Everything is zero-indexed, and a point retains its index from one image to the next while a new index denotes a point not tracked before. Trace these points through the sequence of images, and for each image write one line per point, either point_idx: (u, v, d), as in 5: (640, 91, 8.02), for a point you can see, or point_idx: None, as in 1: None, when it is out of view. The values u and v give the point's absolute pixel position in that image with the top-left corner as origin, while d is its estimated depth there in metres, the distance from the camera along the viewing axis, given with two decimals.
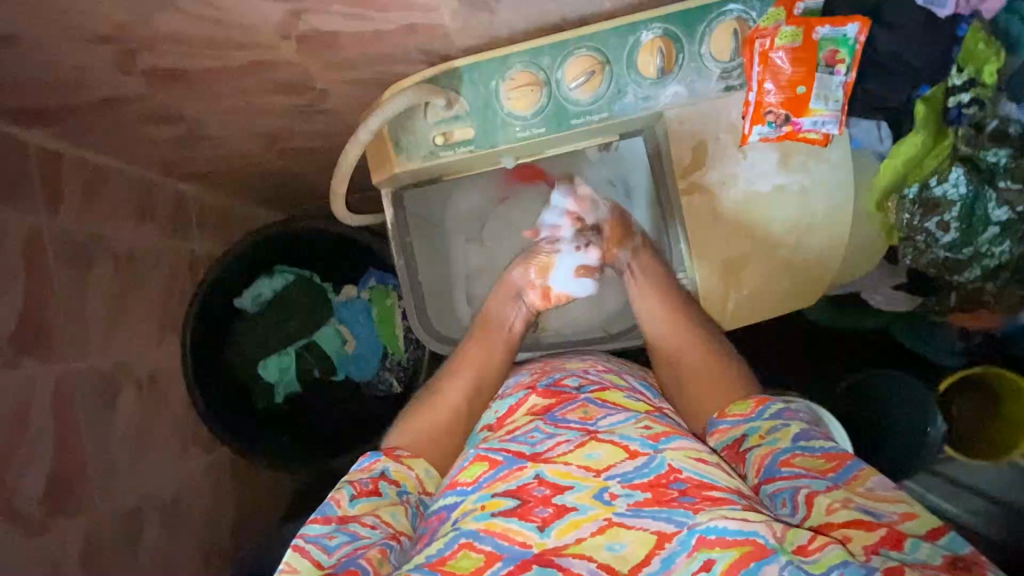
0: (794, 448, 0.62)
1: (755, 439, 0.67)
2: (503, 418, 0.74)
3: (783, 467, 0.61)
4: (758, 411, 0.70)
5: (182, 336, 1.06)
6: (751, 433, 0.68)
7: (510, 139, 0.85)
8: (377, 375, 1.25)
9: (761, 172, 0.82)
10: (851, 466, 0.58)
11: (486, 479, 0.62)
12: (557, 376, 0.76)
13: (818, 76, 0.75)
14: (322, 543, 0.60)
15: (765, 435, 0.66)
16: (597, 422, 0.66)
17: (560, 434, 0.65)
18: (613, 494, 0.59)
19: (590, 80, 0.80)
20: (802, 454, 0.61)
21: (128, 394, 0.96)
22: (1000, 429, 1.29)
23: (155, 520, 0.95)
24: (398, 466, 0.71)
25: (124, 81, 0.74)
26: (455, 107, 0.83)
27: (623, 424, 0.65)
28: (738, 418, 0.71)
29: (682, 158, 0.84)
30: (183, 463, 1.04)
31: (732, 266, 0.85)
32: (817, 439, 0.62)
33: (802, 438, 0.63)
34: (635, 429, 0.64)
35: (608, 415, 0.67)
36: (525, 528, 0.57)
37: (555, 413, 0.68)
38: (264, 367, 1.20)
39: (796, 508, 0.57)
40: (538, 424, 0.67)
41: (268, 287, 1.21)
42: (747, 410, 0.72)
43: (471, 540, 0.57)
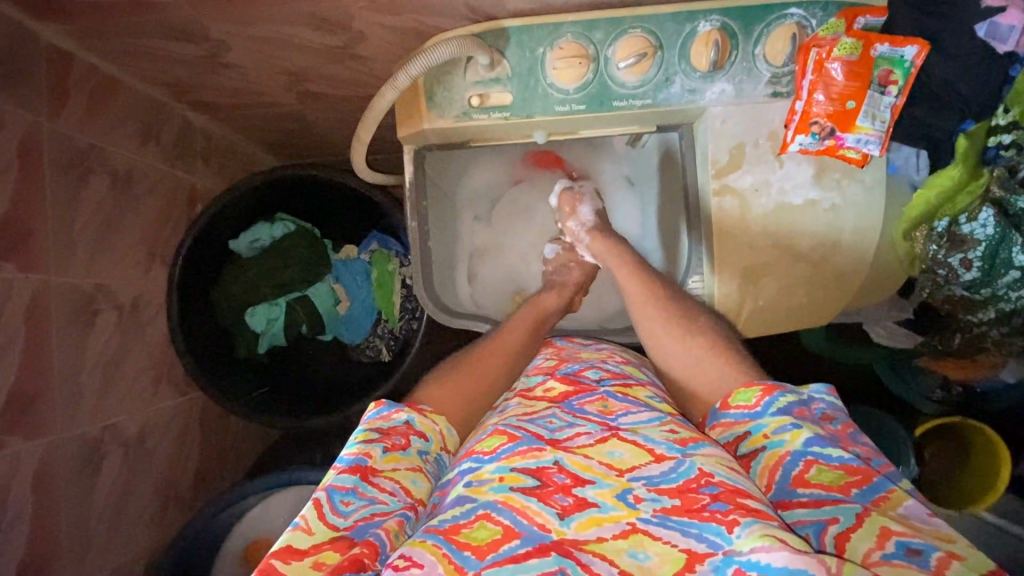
0: (808, 456, 0.58)
1: (763, 444, 0.62)
2: (528, 391, 0.75)
3: (799, 488, 0.57)
4: (767, 398, 0.65)
5: (171, 268, 1.02)
6: (754, 431, 0.63)
7: (548, 111, 0.82)
8: (366, 340, 1.22)
9: (796, 184, 0.81)
10: (877, 486, 0.55)
11: (504, 451, 0.61)
12: (577, 367, 0.77)
13: (869, 94, 0.75)
14: (338, 504, 0.56)
15: (773, 437, 0.61)
16: (617, 419, 0.66)
17: (578, 425, 0.65)
18: (637, 497, 0.57)
19: (639, 62, 0.78)
20: (818, 465, 0.58)
21: (105, 322, 0.90)
22: (963, 476, 1.31)
23: (117, 458, 0.90)
24: (422, 418, 0.68)
25: None
26: (496, 69, 0.81)
27: (647, 425, 0.64)
28: (744, 411, 0.65)
29: (718, 159, 0.83)
30: (152, 403, 0.99)
31: (749, 277, 0.85)
32: (833, 447, 0.58)
33: (816, 444, 0.59)
34: (658, 433, 0.63)
35: (629, 411, 0.67)
36: (546, 511, 0.55)
37: (573, 403, 0.69)
38: (252, 315, 1.15)
39: (823, 545, 0.53)
40: (556, 412, 0.68)
41: (268, 233, 1.16)
42: (753, 400, 0.65)
43: (490, 512, 0.55)
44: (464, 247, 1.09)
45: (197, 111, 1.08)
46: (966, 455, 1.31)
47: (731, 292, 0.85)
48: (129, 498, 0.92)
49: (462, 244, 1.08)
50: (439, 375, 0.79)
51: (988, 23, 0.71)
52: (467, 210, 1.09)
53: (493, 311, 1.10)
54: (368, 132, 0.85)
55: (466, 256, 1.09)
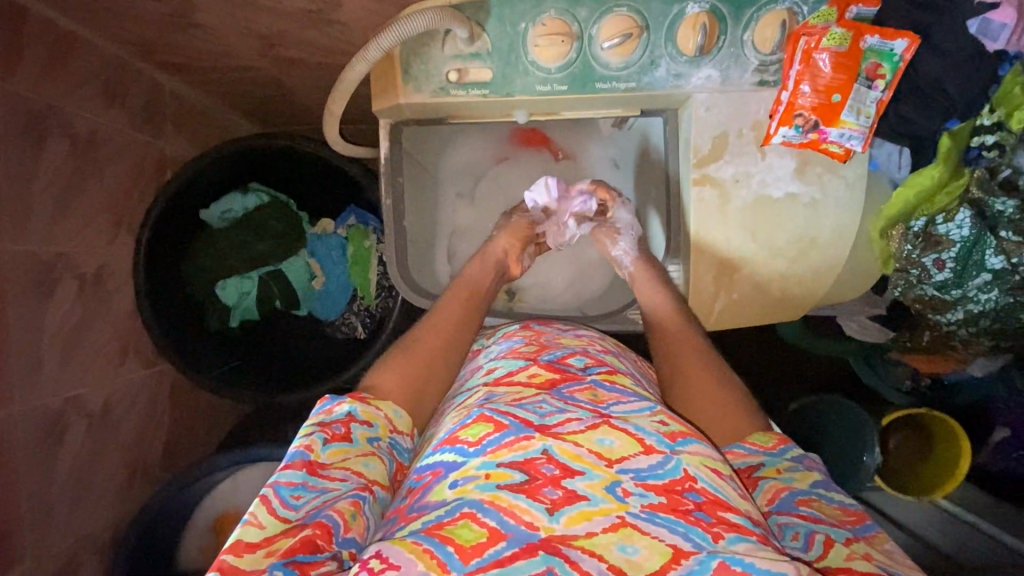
0: (814, 493, 0.65)
1: (773, 472, 0.68)
2: (499, 378, 0.74)
3: (802, 506, 0.64)
4: (781, 443, 0.70)
5: (138, 238, 0.98)
6: (769, 462, 0.68)
7: (529, 90, 0.79)
8: (342, 317, 1.20)
9: (777, 177, 0.80)
10: (869, 525, 0.62)
11: (490, 443, 0.61)
12: (560, 354, 0.77)
13: (855, 87, 0.73)
14: (287, 498, 0.58)
15: (786, 471, 0.67)
16: (608, 408, 0.67)
17: (570, 411, 0.65)
18: (626, 490, 0.59)
19: (625, 43, 0.75)
20: (820, 501, 0.64)
21: (67, 291, 0.87)
22: (928, 469, 1.33)
23: (82, 428, 0.89)
24: (366, 408, 0.69)
25: None
26: (476, 43, 0.77)
27: (638, 415, 0.66)
28: (759, 448, 0.70)
29: (699, 147, 0.81)
30: (118, 373, 0.97)
31: (725, 269, 0.83)
32: (835, 491, 0.66)
33: (822, 487, 0.66)
34: (649, 424, 0.65)
35: (618, 401, 0.68)
36: (534, 508, 0.56)
37: (563, 390, 0.69)
38: (222, 289, 1.13)
39: (811, 545, 0.59)
40: (546, 397, 0.67)
41: (240, 204, 1.12)
42: (770, 443, 0.70)
43: (475, 512, 0.56)
44: (444, 226, 1.07)
45: (165, 72, 1.03)
46: (933, 449, 1.34)
47: (705, 284, 0.85)
48: (92, 470, 0.91)
49: (438, 224, 1.07)
50: (398, 357, 0.79)
51: (979, 20, 0.69)
52: (449, 185, 1.07)
53: None
54: (340, 104, 0.81)
55: (447, 234, 1.08)
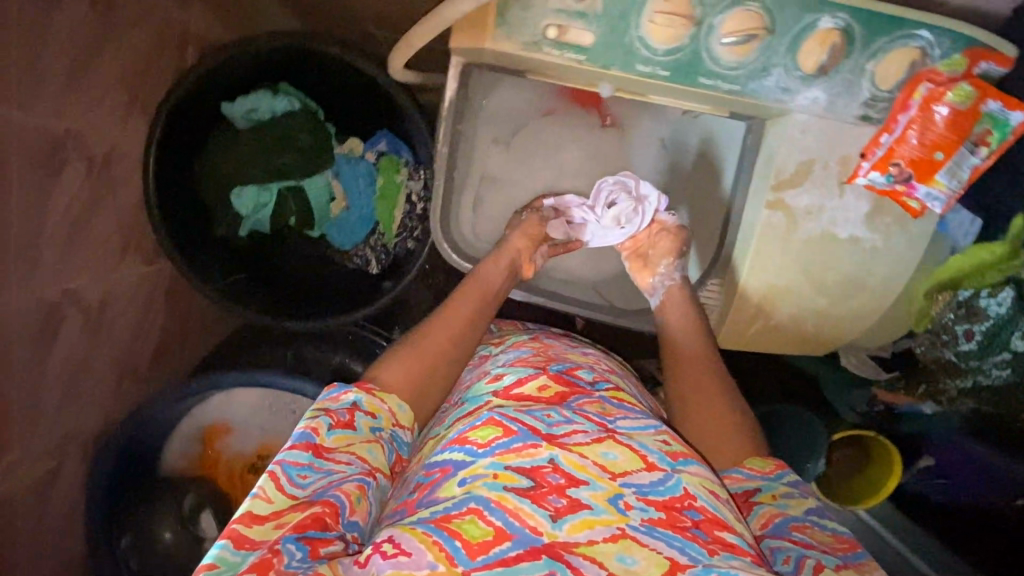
0: (806, 519, 0.67)
1: (768, 496, 0.70)
2: (509, 387, 0.74)
3: (793, 531, 0.66)
4: (776, 470, 0.73)
5: (153, 127, 0.88)
6: (764, 488, 0.71)
7: (627, 68, 0.73)
8: (355, 248, 1.15)
9: (846, 218, 0.79)
10: (859, 554, 0.64)
11: (498, 446, 0.63)
12: (568, 366, 0.78)
13: (960, 149, 0.71)
14: (295, 476, 0.59)
15: (780, 498, 0.70)
16: (613, 422, 0.69)
17: (576, 422, 0.67)
18: (627, 504, 0.60)
19: (744, 43, 0.69)
20: (813, 528, 0.66)
21: (76, 173, 0.79)
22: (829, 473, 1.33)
23: (78, 321, 0.84)
24: (371, 399, 0.69)
25: None
26: (585, 1, 0.69)
27: (641, 432, 0.68)
28: (756, 473, 0.73)
29: (783, 169, 0.78)
30: (119, 267, 0.91)
31: (767, 299, 0.83)
32: (828, 519, 0.68)
33: (814, 515, 0.69)
34: (652, 442, 0.67)
35: (624, 418, 0.70)
36: (538, 514, 0.57)
37: (571, 403, 0.70)
38: (237, 196, 1.03)
39: (801, 568, 0.61)
40: (555, 408, 0.69)
41: (268, 106, 1.02)
42: (766, 468, 0.73)
43: (481, 509, 0.57)
44: (473, 172, 0.98)
45: None
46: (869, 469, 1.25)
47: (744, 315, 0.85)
48: (84, 366, 0.87)
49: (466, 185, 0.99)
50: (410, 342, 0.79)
51: None
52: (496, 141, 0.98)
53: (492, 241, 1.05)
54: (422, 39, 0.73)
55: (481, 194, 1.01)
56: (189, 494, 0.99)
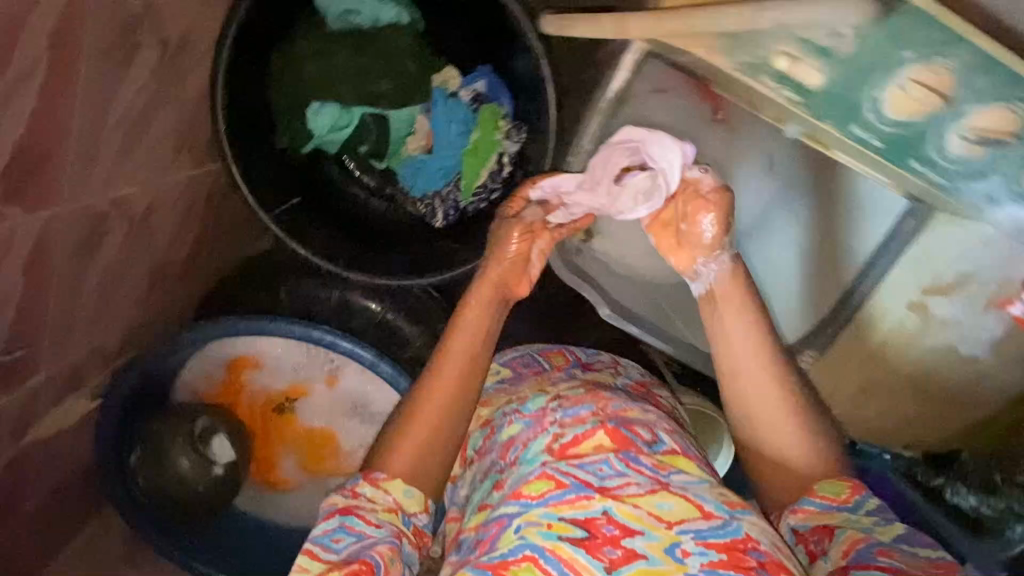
0: (896, 544, 0.54)
1: (848, 524, 0.55)
2: (566, 445, 0.61)
3: (880, 558, 0.52)
4: (855, 494, 0.57)
5: (236, 10, 0.70)
6: (842, 520, 0.56)
7: (840, 126, 0.64)
8: (423, 198, 1.01)
9: (978, 338, 0.76)
10: None
11: (553, 498, 0.56)
12: (626, 407, 0.64)
13: None
14: (327, 543, 0.56)
15: (864, 525, 0.55)
16: (668, 473, 0.59)
17: (630, 475, 0.58)
18: (685, 551, 0.53)
19: (984, 145, 0.59)
20: (903, 555, 0.53)
21: (147, 59, 0.63)
22: None
23: (120, 234, 0.71)
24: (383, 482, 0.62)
25: None
26: (838, 40, 0.56)
27: (697, 482, 0.59)
28: (829, 503, 0.57)
29: (937, 277, 0.74)
30: (168, 172, 0.77)
31: (869, 384, 0.82)
32: (920, 545, 0.54)
33: (906, 540, 0.54)
34: (711, 492, 0.58)
35: (680, 468, 0.60)
36: (591, 566, 0.53)
37: (629, 448, 0.60)
38: (312, 114, 0.87)
39: None
40: (610, 457, 0.59)
41: (371, 12, 0.87)
42: (840, 495, 0.57)
43: (536, 556, 0.53)
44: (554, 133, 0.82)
45: None
46: None
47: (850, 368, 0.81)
48: (119, 279, 0.75)
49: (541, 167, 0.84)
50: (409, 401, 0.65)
51: None
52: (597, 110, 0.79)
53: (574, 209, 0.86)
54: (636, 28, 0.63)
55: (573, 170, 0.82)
56: (204, 416, 0.93)
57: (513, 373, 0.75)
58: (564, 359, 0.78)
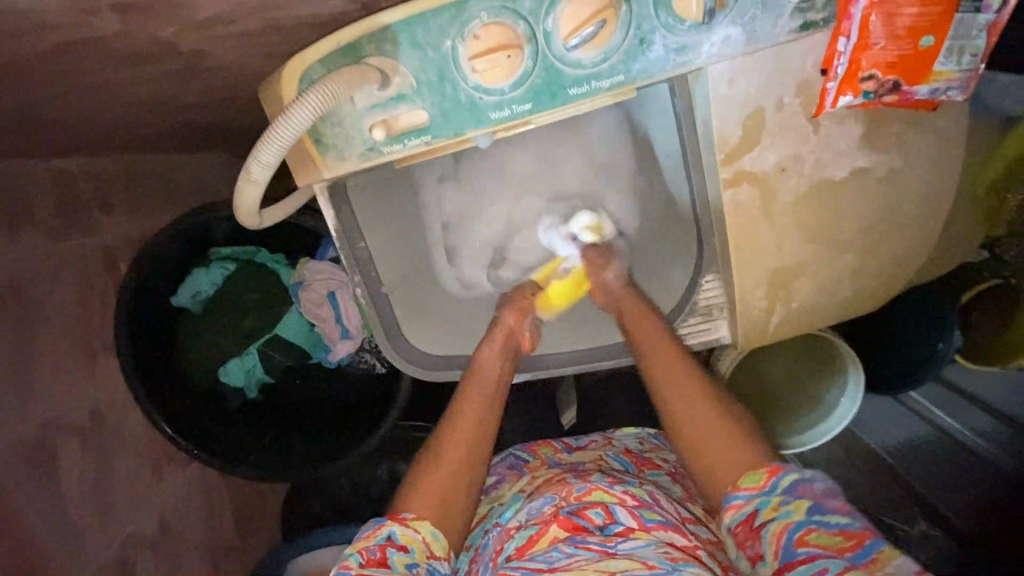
0: (810, 523, 0.53)
1: (773, 513, 0.55)
2: (521, 548, 0.64)
3: (800, 550, 0.52)
4: (771, 476, 0.58)
5: (121, 362, 0.91)
6: (762, 505, 0.57)
7: (478, 115, 0.57)
8: (356, 357, 1.10)
9: (837, 153, 0.59)
10: (870, 547, 0.50)
11: None
12: (581, 494, 0.68)
13: (956, 17, 0.50)
14: None
15: (784, 505, 0.55)
16: (616, 544, 0.61)
17: (578, 555, 0.60)
18: None
19: (599, 32, 0.52)
20: (817, 530, 0.52)
21: (70, 445, 0.84)
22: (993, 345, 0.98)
23: (146, 555, 0.92)
24: (404, 529, 0.62)
25: None
26: (392, 84, 0.55)
27: (645, 548, 0.59)
28: (751, 493, 0.58)
29: (727, 135, 0.59)
30: (161, 486, 0.97)
31: (778, 282, 0.66)
32: (831, 512, 0.53)
33: (818, 511, 0.54)
34: (655, 551, 0.59)
35: (629, 537, 0.62)
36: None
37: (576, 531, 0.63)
38: (226, 375, 1.04)
39: None
40: (558, 543, 0.62)
41: (207, 282, 1.02)
42: (759, 481, 0.59)
43: None
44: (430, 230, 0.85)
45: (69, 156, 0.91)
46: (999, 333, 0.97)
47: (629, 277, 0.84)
48: None
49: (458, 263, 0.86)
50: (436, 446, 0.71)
51: None
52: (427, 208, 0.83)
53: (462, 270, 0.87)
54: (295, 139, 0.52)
55: (379, 332, 0.79)
56: None
57: (497, 476, 0.84)
58: (551, 449, 0.86)
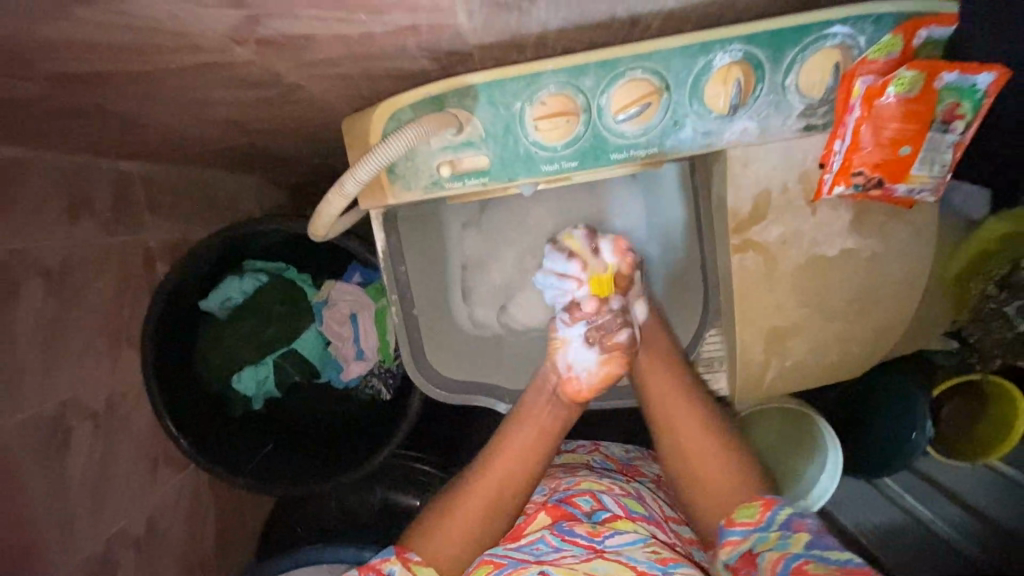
0: (807, 555, 0.59)
1: (769, 545, 0.62)
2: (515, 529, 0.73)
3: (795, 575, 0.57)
4: (768, 510, 0.66)
5: (143, 356, 0.94)
6: (760, 540, 0.63)
7: (532, 167, 0.67)
8: (364, 380, 1.14)
9: (831, 233, 0.70)
10: None
11: None
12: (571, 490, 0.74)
13: (930, 135, 0.62)
14: None
15: (777, 540, 0.62)
16: (603, 539, 0.67)
17: (565, 549, 0.66)
18: None
19: (642, 111, 0.63)
20: (815, 562, 0.58)
21: (83, 429, 0.85)
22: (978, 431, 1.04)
23: (131, 558, 0.90)
24: (405, 570, 0.66)
25: (46, 91, 0.61)
26: (465, 132, 0.66)
27: (632, 546, 0.65)
28: (747, 526, 0.66)
29: (739, 207, 0.69)
30: (157, 485, 0.98)
31: (775, 340, 0.74)
32: (833, 549, 0.59)
33: (816, 547, 0.60)
34: (643, 552, 0.64)
35: (615, 532, 0.67)
36: None
37: (563, 525, 0.69)
38: (239, 382, 1.09)
39: None
40: (545, 534, 0.68)
41: (239, 290, 1.08)
42: (754, 516, 0.66)
43: None
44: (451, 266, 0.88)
45: (130, 160, 0.98)
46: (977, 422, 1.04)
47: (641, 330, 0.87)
48: None
49: (475, 304, 0.89)
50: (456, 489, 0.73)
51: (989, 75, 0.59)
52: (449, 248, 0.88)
53: (479, 309, 0.89)
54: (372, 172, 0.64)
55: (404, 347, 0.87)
56: None
57: None
58: None
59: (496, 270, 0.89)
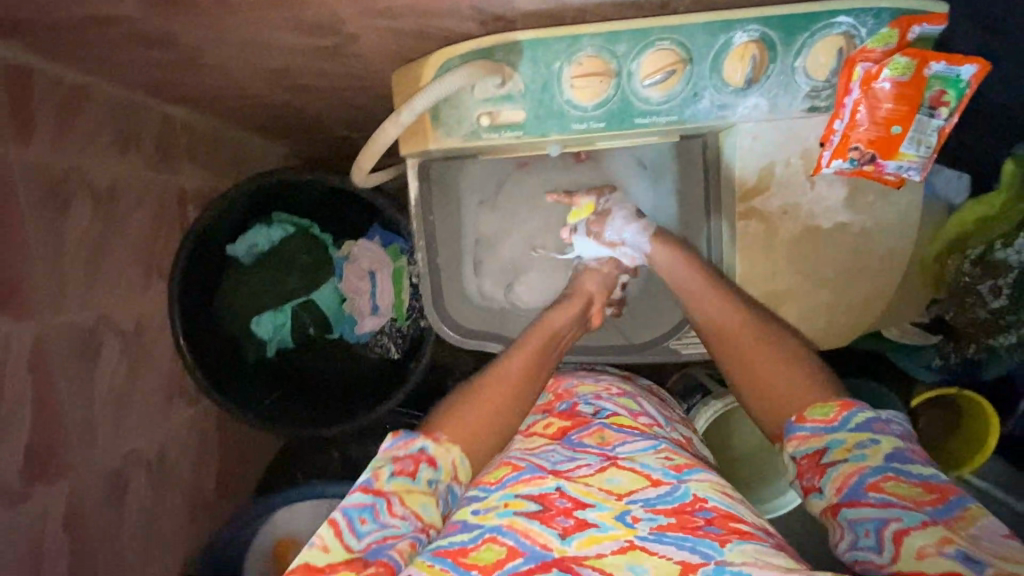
0: (887, 470, 0.63)
1: (844, 454, 0.65)
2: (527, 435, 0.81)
3: (869, 492, 0.62)
4: (845, 412, 0.68)
5: (171, 288, 0.98)
6: (834, 444, 0.67)
7: (564, 124, 0.74)
8: (375, 338, 1.18)
9: (827, 207, 0.77)
10: (953, 504, 0.59)
11: (509, 480, 0.72)
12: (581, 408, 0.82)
13: (918, 118, 0.70)
14: (353, 524, 0.60)
15: (853, 449, 0.65)
16: (614, 448, 0.76)
17: (579, 458, 0.75)
18: (635, 517, 0.67)
19: (667, 79, 0.70)
20: (895, 478, 0.62)
21: (112, 346, 0.89)
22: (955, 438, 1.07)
23: (142, 479, 0.93)
24: (435, 448, 0.68)
25: (135, 12, 0.67)
26: (507, 86, 0.73)
27: (644, 453, 0.75)
28: (820, 425, 0.68)
29: (746, 178, 0.77)
30: (171, 415, 1.01)
31: (771, 302, 0.81)
32: (912, 464, 0.63)
33: (896, 461, 0.63)
34: (655, 459, 0.74)
35: (624, 441, 0.77)
36: (548, 532, 0.65)
37: (573, 439, 0.78)
38: (257, 325, 1.11)
39: (881, 543, 0.58)
40: (557, 447, 0.77)
41: (265, 238, 1.13)
42: (830, 415, 0.68)
43: (496, 534, 0.65)
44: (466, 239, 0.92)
45: (176, 106, 1.04)
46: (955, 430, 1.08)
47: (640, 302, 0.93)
48: (158, 513, 0.96)
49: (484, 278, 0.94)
50: (463, 400, 0.73)
51: (971, 68, 0.68)
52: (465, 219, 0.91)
53: (487, 284, 0.94)
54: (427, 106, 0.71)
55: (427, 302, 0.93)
56: None
57: None
58: None
59: (509, 244, 0.93)
